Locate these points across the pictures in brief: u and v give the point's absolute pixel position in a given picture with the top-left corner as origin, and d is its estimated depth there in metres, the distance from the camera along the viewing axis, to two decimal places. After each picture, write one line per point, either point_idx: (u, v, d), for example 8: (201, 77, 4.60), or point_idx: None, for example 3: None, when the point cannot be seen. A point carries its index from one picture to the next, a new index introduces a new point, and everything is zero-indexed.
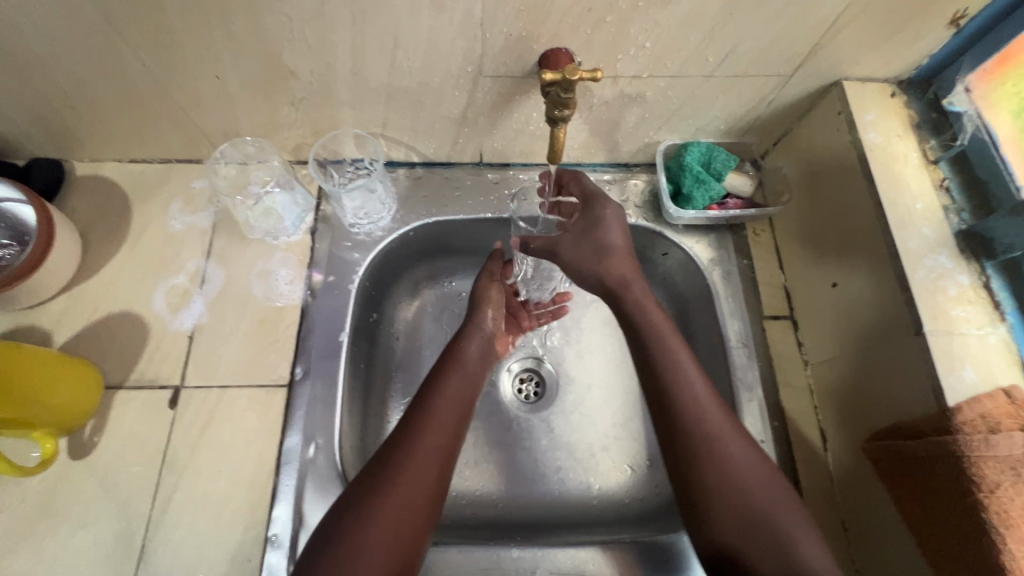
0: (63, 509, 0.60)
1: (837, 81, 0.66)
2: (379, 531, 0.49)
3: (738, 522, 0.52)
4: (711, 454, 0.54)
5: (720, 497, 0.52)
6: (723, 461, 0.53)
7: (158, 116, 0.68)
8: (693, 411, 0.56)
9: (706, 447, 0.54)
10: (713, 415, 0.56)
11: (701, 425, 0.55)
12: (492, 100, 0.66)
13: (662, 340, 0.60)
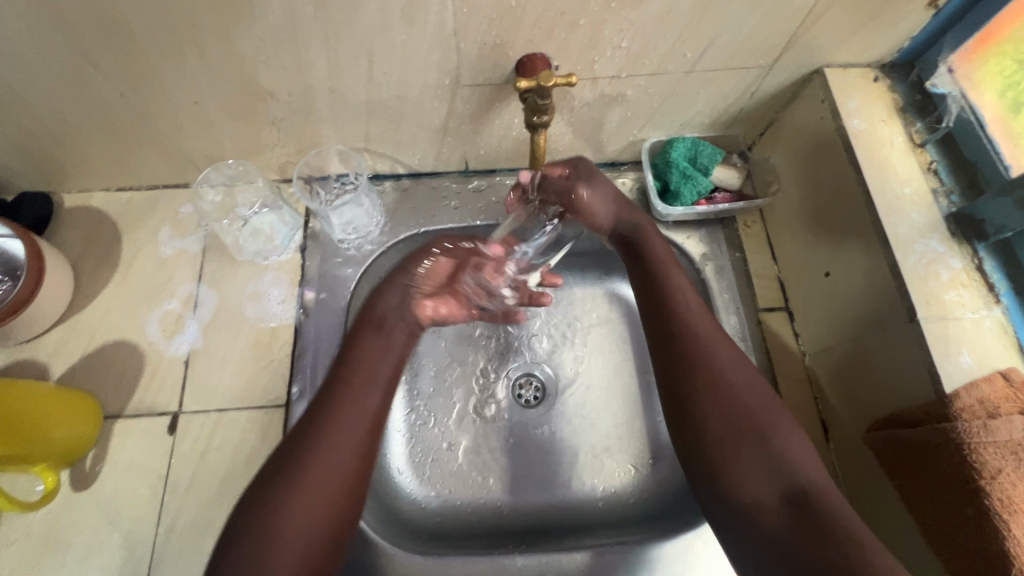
0: (69, 540, 0.61)
1: (818, 69, 0.65)
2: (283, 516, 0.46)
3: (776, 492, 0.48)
4: (763, 439, 0.51)
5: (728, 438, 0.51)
6: (770, 445, 0.50)
7: (141, 144, 0.68)
8: (736, 391, 0.53)
9: (710, 370, 0.54)
10: (749, 391, 0.53)
11: (735, 400, 0.53)
12: (472, 108, 0.66)
13: (660, 264, 0.62)
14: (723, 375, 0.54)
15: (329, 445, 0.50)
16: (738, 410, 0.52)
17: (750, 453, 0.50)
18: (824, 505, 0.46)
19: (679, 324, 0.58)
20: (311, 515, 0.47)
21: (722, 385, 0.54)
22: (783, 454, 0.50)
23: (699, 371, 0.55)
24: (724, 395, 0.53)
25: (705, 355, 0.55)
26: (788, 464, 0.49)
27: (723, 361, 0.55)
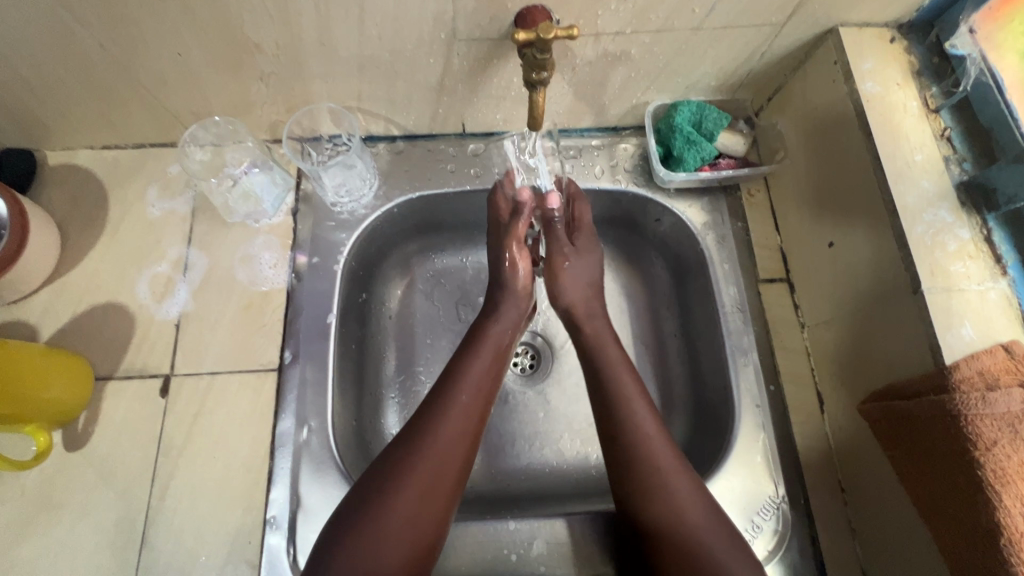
0: (63, 499, 0.61)
1: (833, 28, 0.62)
2: (379, 538, 0.48)
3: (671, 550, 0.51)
4: (666, 498, 0.53)
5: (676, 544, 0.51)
6: (668, 498, 0.52)
7: (124, 99, 0.66)
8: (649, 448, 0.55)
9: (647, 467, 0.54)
10: (661, 450, 0.55)
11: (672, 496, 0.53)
12: (469, 65, 0.63)
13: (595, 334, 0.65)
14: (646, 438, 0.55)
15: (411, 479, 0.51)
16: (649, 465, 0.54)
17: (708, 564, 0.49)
18: (706, 544, 0.50)
19: (619, 415, 0.57)
20: (413, 518, 0.49)
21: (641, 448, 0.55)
22: None
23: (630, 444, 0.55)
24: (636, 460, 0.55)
25: (643, 438, 0.55)
26: (682, 512, 0.52)
27: (642, 423, 0.56)
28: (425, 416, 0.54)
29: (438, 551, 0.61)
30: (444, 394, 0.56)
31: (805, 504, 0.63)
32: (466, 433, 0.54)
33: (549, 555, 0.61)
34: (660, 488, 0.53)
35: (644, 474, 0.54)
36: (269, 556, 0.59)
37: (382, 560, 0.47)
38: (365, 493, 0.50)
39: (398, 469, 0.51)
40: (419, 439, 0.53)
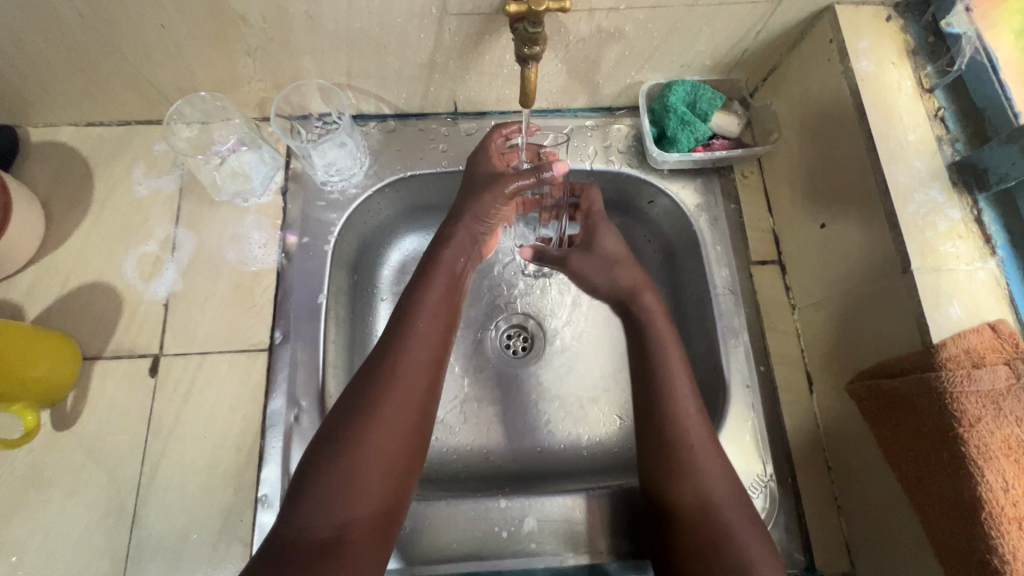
0: (52, 478, 0.61)
1: (829, 6, 0.62)
2: (345, 482, 0.48)
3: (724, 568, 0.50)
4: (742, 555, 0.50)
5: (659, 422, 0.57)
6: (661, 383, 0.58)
7: (107, 73, 0.64)
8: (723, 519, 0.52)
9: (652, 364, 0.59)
10: (741, 519, 0.52)
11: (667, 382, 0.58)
12: (461, 40, 0.62)
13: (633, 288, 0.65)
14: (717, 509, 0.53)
15: (375, 414, 0.50)
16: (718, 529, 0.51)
17: (677, 435, 0.56)
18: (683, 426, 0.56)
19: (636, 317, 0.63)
20: (379, 455, 0.49)
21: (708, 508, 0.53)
22: (701, 463, 0.54)
23: (687, 507, 0.53)
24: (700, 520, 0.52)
25: (697, 472, 0.54)
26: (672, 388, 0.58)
27: (711, 474, 0.54)
28: (388, 347, 0.54)
29: (430, 529, 0.61)
30: (403, 321, 0.55)
31: (791, 483, 0.64)
32: (431, 357, 0.55)
33: (538, 532, 0.62)
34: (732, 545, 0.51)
35: (710, 530, 0.52)
36: (260, 534, 0.59)
37: (353, 501, 0.48)
38: (338, 426, 0.50)
39: (359, 410, 0.50)
40: (379, 373, 0.52)
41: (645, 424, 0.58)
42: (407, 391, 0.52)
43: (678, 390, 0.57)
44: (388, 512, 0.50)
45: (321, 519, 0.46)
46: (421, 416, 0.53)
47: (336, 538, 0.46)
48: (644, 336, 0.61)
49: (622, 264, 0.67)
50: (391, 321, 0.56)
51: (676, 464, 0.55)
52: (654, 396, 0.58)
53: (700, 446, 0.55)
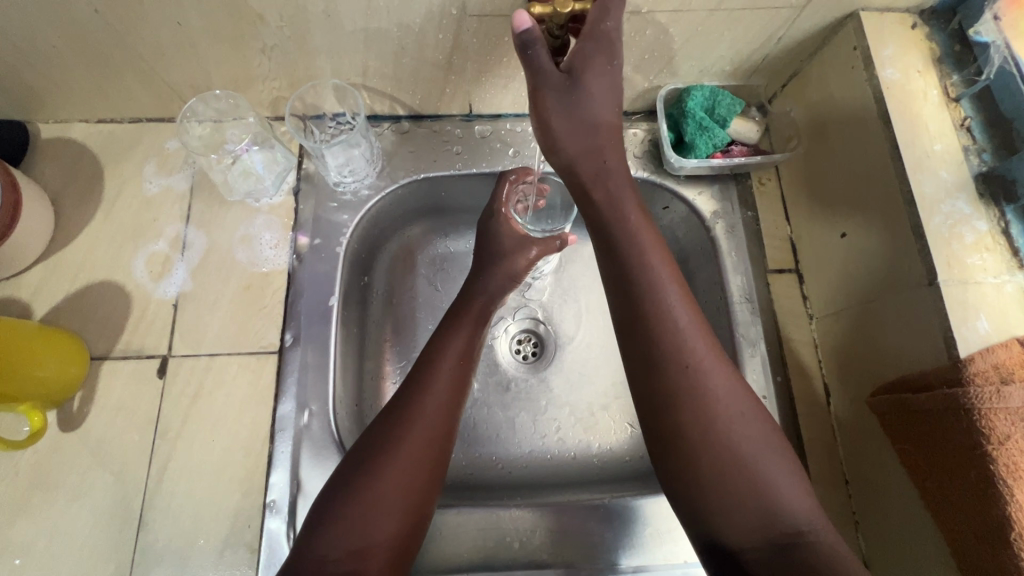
0: (58, 480, 0.60)
1: (853, 12, 0.61)
2: (368, 508, 0.47)
3: (747, 503, 0.47)
4: (767, 488, 0.47)
5: (682, 404, 0.49)
6: (676, 349, 0.50)
7: (120, 70, 0.63)
8: (738, 453, 0.48)
9: (657, 328, 0.51)
10: (759, 446, 0.48)
11: (685, 350, 0.50)
12: (479, 41, 0.61)
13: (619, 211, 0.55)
14: (730, 443, 0.48)
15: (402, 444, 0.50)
16: (740, 464, 0.47)
17: (699, 410, 0.49)
18: (706, 401, 0.49)
19: (632, 270, 0.53)
20: (403, 482, 0.49)
21: (723, 442, 0.48)
22: (741, 447, 0.48)
23: (701, 443, 0.48)
24: (714, 457, 0.48)
25: (710, 406, 0.49)
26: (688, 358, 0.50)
27: (724, 404, 0.49)
28: (411, 381, 0.54)
29: (440, 539, 0.60)
30: (431, 356, 0.56)
31: None
32: (456, 391, 0.55)
33: (550, 544, 0.61)
34: (757, 478, 0.47)
35: (727, 466, 0.47)
36: (269, 540, 0.58)
37: (373, 526, 0.47)
38: (360, 453, 0.50)
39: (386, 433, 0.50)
40: (407, 400, 0.53)
41: (656, 404, 0.50)
42: (434, 424, 0.52)
43: (675, 316, 0.51)
44: (406, 541, 0.49)
45: (343, 545, 0.46)
46: (441, 454, 0.52)
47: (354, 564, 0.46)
48: (643, 295, 0.52)
49: (614, 139, 0.54)
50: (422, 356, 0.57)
51: (682, 394, 0.49)
52: (650, 333, 0.51)
53: (708, 369, 0.50)
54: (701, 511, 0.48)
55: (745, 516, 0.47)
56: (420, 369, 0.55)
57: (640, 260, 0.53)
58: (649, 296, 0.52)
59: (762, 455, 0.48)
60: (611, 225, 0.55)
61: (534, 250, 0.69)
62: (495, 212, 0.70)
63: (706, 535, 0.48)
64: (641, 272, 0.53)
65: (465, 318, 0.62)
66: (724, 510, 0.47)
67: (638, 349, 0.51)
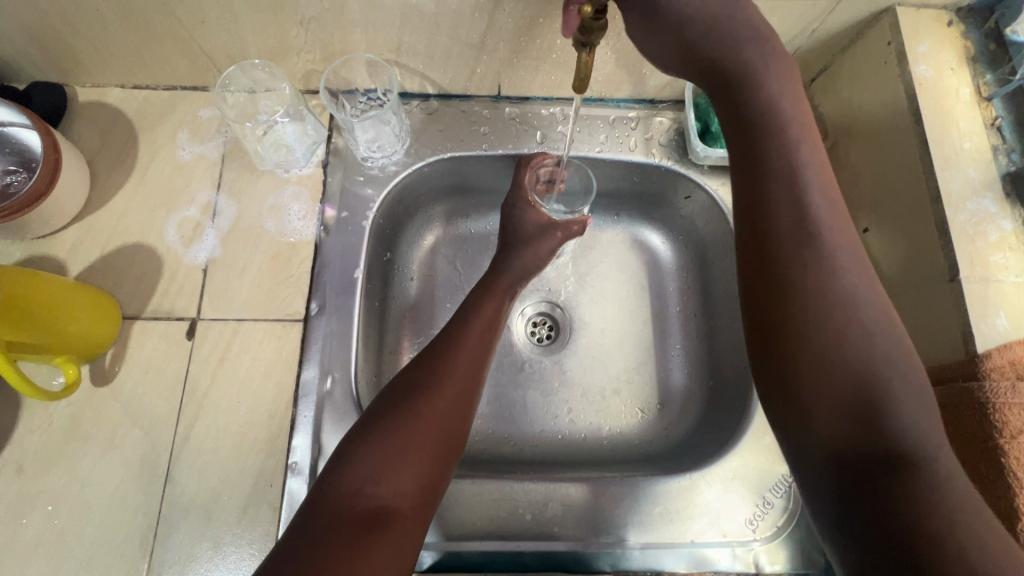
0: (89, 433, 0.62)
1: (889, 8, 0.61)
2: (398, 452, 0.47)
3: (843, 406, 0.40)
4: (879, 390, 0.39)
5: (806, 296, 0.42)
6: (810, 240, 0.43)
7: (159, 36, 0.64)
8: (854, 345, 0.41)
9: (794, 215, 0.44)
10: (879, 345, 0.41)
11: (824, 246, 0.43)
12: (514, 22, 0.62)
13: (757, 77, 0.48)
14: (848, 342, 0.41)
15: (433, 395, 0.51)
16: (853, 358, 0.40)
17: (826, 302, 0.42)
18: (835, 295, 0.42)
19: (772, 150, 0.46)
20: (433, 430, 0.49)
21: (842, 331, 0.41)
22: (869, 359, 0.40)
23: (819, 337, 0.41)
24: (822, 343, 0.41)
25: (834, 290, 0.42)
26: (821, 248, 0.43)
27: (853, 295, 0.42)
28: (439, 347, 0.56)
29: (455, 507, 0.62)
30: (457, 328, 0.58)
31: None
32: (481, 355, 0.56)
33: (562, 516, 0.62)
34: (863, 372, 0.40)
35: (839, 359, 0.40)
36: (290, 500, 0.60)
37: (402, 470, 0.47)
38: (387, 405, 0.51)
39: (416, 387, 0.52)
40: (435, 361, 0.54)
41: (772, 299, 0.43)
42: (461, 379, 0.53)
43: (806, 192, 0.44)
44: (432, 484, 0.48)
45: (373, 488, 0.45)
46: (468, 408, 0.53)
47: (382, 507, 0.45)
48: (778, 178, 0.45)
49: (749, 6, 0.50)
50: (448, 327, 0.59)
51: (805, 274, 0.42)
52: (779, 220, 0.44)
53: (836, 262, 0.43)
54: (800, 415, 0.42)
55: (833, 407, 0.40)
56: (447, 340, 0.57)
57: (778, 133, 0.46)
58: (775, 171, 0.45)
59: (896, 373, 0.40)
60: (752, 102, 0.47)
61: (558, 235, 0.71)
62: (520, 199, 0.72)
63: (795, 435, 0.42)
64: (776, 146, 0.46)
65: (490, 294, 0.63)
66: (813, 402, 0.41)
67: (753, 228, 0.45)
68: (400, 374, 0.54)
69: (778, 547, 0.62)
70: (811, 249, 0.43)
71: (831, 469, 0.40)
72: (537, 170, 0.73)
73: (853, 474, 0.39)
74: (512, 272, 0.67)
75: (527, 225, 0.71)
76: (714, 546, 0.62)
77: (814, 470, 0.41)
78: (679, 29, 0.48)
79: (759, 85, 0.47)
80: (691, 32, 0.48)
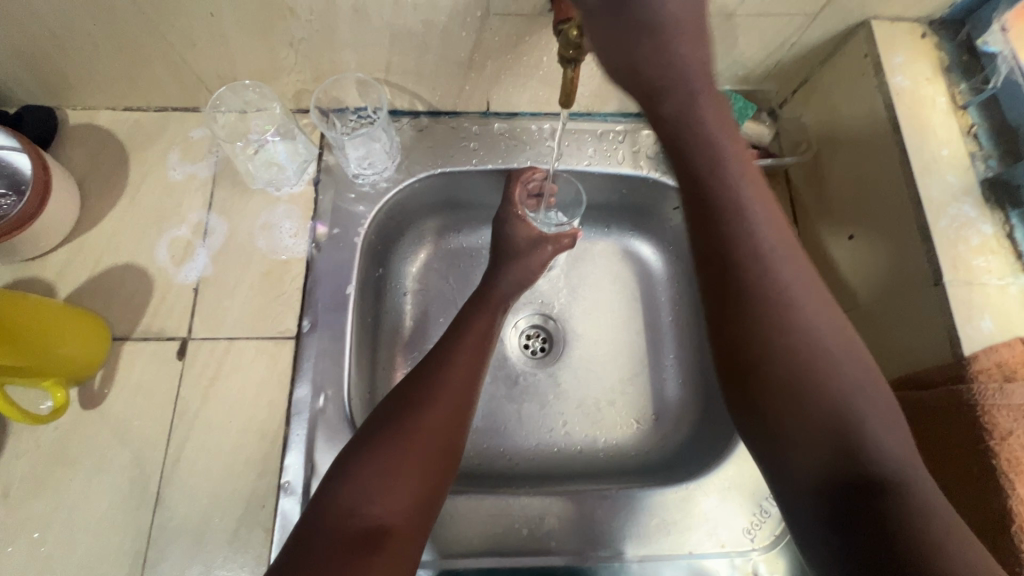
0: (77, 457, 0.61)
1: (864, 21, 0.62)
2: (391, 469, 0.47)
3: (823, 443, 0.39)
4: (857, 428, 0.38)
5: (781, 338, 0.40)
6: (778, 288, 0.41)
7: (151, 59, 0.65)
8: (827, 369, 0.40)
9: (751, 261, 0.42)
10: (854, 376, 0.40)
11: (794, 289, 0.42)
12: (500, 41, 0.63)
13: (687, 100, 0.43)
14: (823, 381, 0.39)
15: (426, 410, 0.51)
16: (829, 399, 0.39)
17: (803, 340, 0.40)
18: (809, 335, 0.41)
19: (717, 197, 0.43)
20: (426, 445, 0.49)
21: (811, 356, 0.40)
22: (853, 399, 0.39)
23: (800, 379, 0.40)
24: (797, 385, 0.40)
25: (800, 322, 0.41)
26: (790, 289, 0.41)
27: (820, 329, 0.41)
28: (432, 362, 0.56)
29: (450, 523, 0.61)
30: (450, 342, 0.58)
31: None
32: (474, 368, 0.56)
33: (559, 530, 0.62)
34: (842, 408, 0.39)
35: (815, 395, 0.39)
36: (282, 521, 0.59)
37: (396, 488, 0.46)
38: (380, 422, 0.50)
39: (409, 402, 0.51)
40: (429, 376, 0.54)
41: (741, 349, 0.41)
42: (454, 394, 0.53)
43: (750, 221, 0.42)
44: (427, 500, 0.48)
45: (366, 507, 0.45)
46: (462, 422, 0.53)
47: (376, 525, 0.44)
48: (725, 224, 0.42)
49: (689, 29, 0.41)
50: (442, 342, 0.59)
51: (763, 308, 0.41)
52: (736, 271, 0.42)
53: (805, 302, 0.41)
54: (775, 453, 0.41)
55: (810, 435, 0.39)
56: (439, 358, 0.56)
57: (714, 164, 0.43)
58: (728, 209, 0.43)
59: (879, 420, 0.38)
60: (687, 131, 0.43)
61: (549, 248, 0.72)
62: (510, 213, 0.72)
63: (777, 471, 0.41)
64: (717, 171, 0.43)
65: (482, 307, 0.64)
66: (796, 442, 0.39)
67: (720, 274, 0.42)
68: (393, 390, 0.54)
69: (777, 556, 0.62)
70: (786, 293, 0.41)
71: (815, 499, 0.38)
72: (523, 184, 0.74)
73: (843, 516, 0.37)
74: (503, 286, 0.67)
75: (518, 238, 0.71)
76: (713, 557, 0.61)
77: (801, 514, 0.39)
78: (628, 46, 0.41)
79: (700, 124, 0.43)
80: (642, 45, 0.41)
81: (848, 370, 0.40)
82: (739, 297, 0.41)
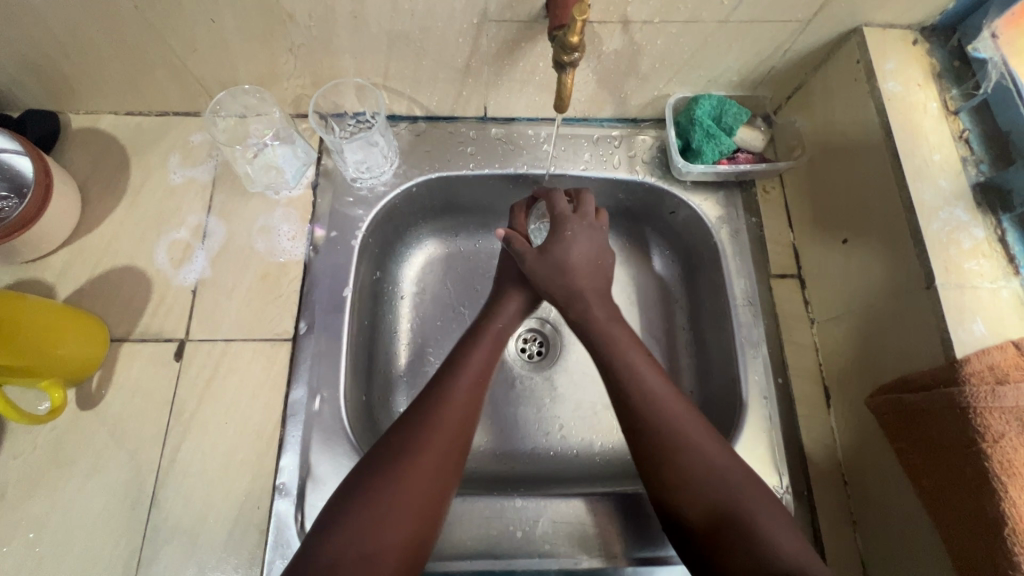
0: (73, 457, 0.61)
1: (856, 28, 0.63)
2: (377, 519, 0.47)
3: (739, 554, 0.48)
4: (754, 527, 0.49)
5: (680, 478, 0.53)
6: (661, 411, 0.56)
7: (152, 64, 0.66)
8: (717, 484, 0.52)
9: (644, 405, 0.57)
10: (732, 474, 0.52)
11: (677, 418, 0.56)
12: (496, 47, 0.64)
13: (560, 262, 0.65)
14: (709, 473, 0.52)
15: (414, 457, 0.51)
16: (722, 495, 0.51)
17: (694, 474, 0.52)
18: (699, 463, 0.53)
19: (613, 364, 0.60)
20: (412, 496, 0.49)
21: (703, 480, 0.52)
22: (742, 503, 0.50)
23: (692, 484, 0.52)
24: (696, 490, 0.52)
25: (681, 439, 0.54)
26: (676, 428, 0.55)
27: (704, 446, 0.54)
28: (424, 400, 0.56)
29: (445, 526, 0.61)
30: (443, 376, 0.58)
31: (807, 496, 0.63)
32: (467, 413, 0.56)
33: (552, 534, 0.62)
34: (727, 495, 0.51)
35: (694, 475, 0.52)
36: (277, 522, 0.59)
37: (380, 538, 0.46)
38: (368, 468, 0.51)
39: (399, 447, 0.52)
40: (420, 419, 0.54)
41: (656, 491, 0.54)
42: (445, 441, 0.53)
43: (642, 375, 0.59)
44: (413, 552, 0.48)
45: (350, 556, 0.45)
46: (451, 469, 0.53)
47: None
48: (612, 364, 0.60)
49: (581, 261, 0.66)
50: None
51: (659, 438, 0.55)
52: (639, 409, 0.57)
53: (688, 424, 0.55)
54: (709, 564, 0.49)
55: (730, 552, 0.48)
56: None
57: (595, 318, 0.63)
58: (620, 367, 0.60)
59: (788, 538, 0.48)
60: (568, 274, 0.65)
61: None
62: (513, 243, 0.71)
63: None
64: (601, 316, 0.64)
65: None
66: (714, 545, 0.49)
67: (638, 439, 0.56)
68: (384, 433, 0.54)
69: None
70: (677, 439, 0.54)
71: None
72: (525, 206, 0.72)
73: None
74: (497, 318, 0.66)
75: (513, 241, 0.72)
76: None
77: None
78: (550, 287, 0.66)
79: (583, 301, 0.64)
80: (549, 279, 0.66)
81: (721, 458, 0.53)
82: (638, 431, 0.56)
